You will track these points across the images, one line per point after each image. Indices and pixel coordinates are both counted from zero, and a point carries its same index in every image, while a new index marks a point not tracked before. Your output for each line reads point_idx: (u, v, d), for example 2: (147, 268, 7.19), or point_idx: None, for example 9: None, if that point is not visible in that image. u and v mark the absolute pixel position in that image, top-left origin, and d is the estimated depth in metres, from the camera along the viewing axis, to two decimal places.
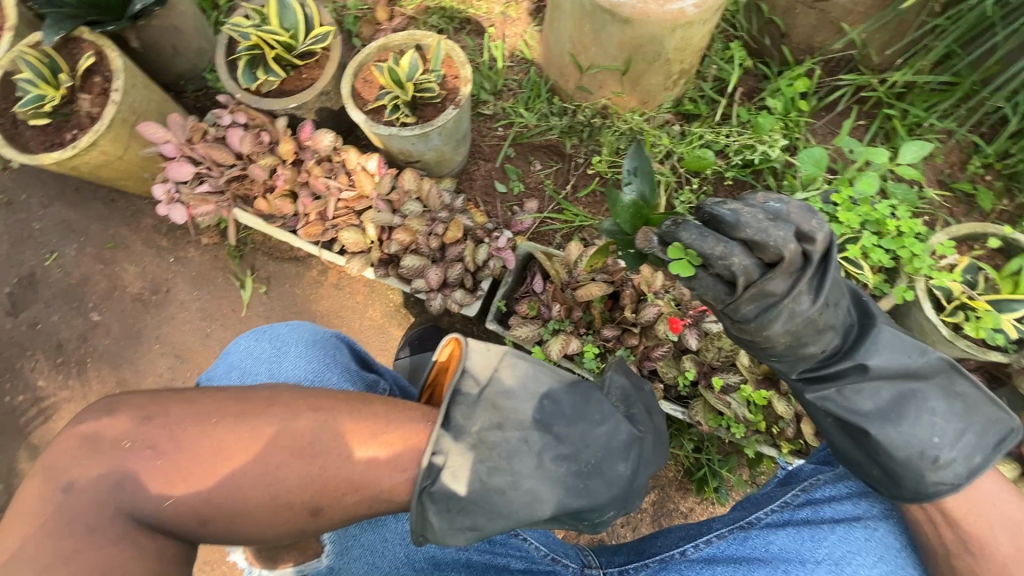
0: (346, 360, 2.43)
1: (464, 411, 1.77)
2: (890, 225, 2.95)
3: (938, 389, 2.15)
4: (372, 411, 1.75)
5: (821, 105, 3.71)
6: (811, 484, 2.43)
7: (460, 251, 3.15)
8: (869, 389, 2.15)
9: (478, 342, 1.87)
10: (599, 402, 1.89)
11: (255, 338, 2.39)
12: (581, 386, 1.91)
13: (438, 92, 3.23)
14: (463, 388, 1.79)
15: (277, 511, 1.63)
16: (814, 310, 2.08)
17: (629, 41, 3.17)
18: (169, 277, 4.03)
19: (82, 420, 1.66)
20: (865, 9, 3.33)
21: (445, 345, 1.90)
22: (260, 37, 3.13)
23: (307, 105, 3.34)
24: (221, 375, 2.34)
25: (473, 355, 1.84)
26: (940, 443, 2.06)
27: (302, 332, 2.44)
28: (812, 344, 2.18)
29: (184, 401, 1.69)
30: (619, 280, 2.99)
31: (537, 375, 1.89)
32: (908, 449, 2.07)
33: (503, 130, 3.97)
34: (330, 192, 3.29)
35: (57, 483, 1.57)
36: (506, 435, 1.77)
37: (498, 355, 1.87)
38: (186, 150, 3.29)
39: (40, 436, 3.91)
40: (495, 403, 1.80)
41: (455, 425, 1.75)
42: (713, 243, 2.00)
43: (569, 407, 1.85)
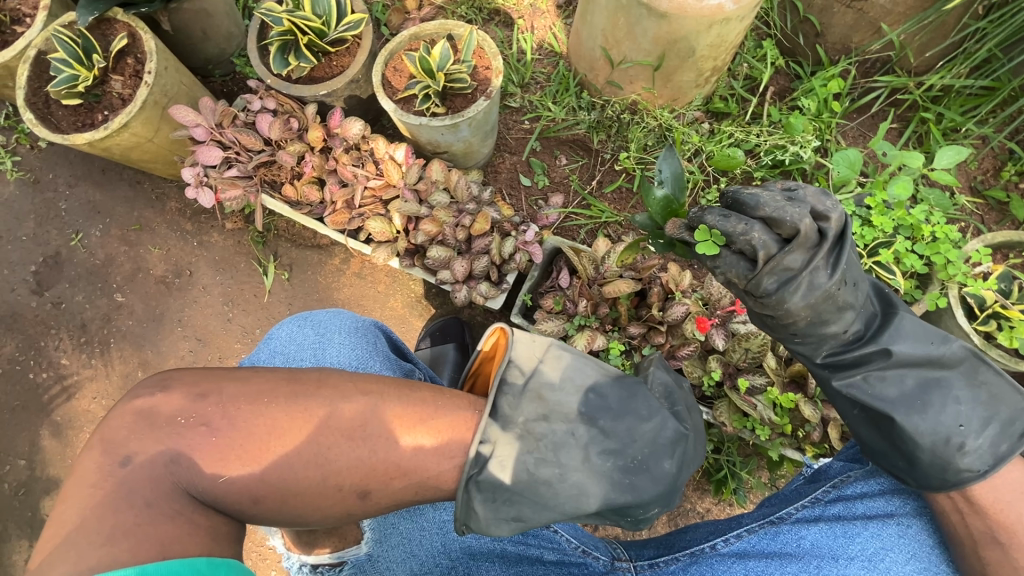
0: (385, 348, 2.45)
1: (510, 401, 1.80)
2: (924, 230, 2.89)
3: (963, 376, 2.13)
4: (420, 397, 1.76)
5: (853, 106, 3.66)
6: (842, 482, 2.39)
7: (486, 244, 3.15)
8: (893, 375, 2.13)
9: (523, 332, 1.89)
10: (645, 397, 1.87)
11: (296, 325, 2.44)
12: (627, 381, 1.89)
13: (469, 83, 3.20)
14: (509, 378, 1.82)
15: (327, 493, 1.64)
16: (833, 285, 2.05)
17: (664, 37, 3.13)
18: (193, 260, 4.05)
19: (137, 394, 1.68)
20: (906, 10, 3.27)
21: (490, 335, 1.95)
22: (292, 22, 3.11)
23: (337, 92, 3.33)
24: (266, 356, 2.36)
25: (519, 346, 1.86)
26: (965, 430, 2.04)
27: (345, 320, 2.48)
28: (832, 325, 2.17)
29: (234, 381, 1.71)
30: (647, 277, 2.94)
31: (583, 368, 1.89)
32: (932, 435, 2.05)
33: (530, 123, 3.95)
34: (357, 180, 3.27)
35: (114, 456, 1.58)
36: (552, 427, 1.78)
37: (543, 347, 1.89)
38: (215, 134, 3.28)
39: (63, 413, 3.96)
40: (540, 392, 1.82)
41: (502, 416, 1.77)
42: (734, 222, 2.07)
43: (614, 400, 1.84)
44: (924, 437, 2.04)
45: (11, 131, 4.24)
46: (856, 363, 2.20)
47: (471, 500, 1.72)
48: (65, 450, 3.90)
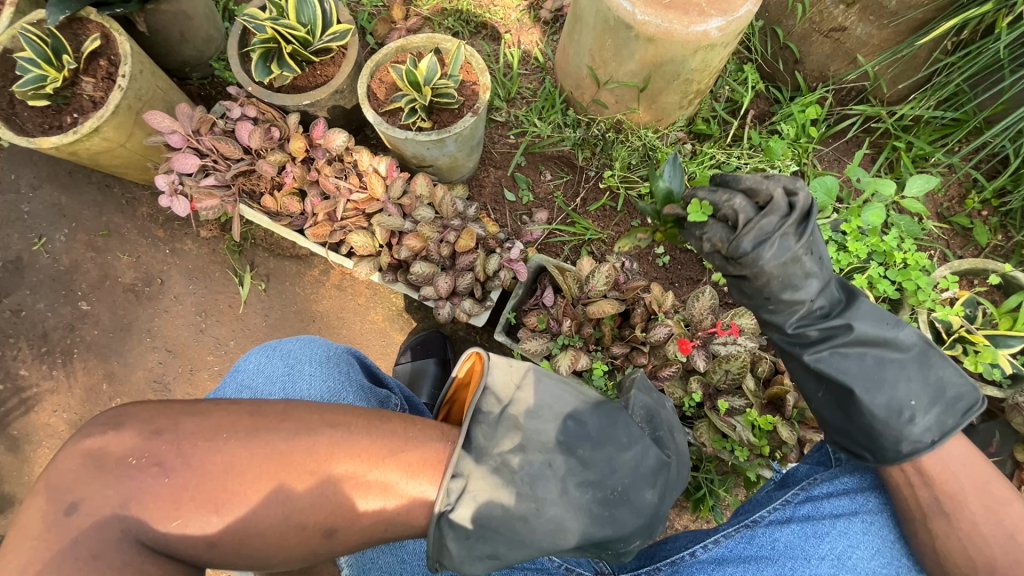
0: (359, 377, 2.39)
1: (485, 430, 1.77)
2: (896, 257, 3.00)
3: (919, 359, 2.18)
4: (390, 427, 1.72)
5: (829, 132, 3.77)
6: (809, 483, 2.44)
7: (471, 260, 3.10)
8: (855, 353, 2.18)
9: (499, 357, 1.87)
10: (626, 425, 1.89)
11: (266, 355, 2.38)
12: (609, 409, 1.91)
13: (456, 98, 3.18)
14: (484, 407, 1.80)
15: (289, 532, 1.58)
16: (803, 253, 2.11)
17: (651, 59, 3.17)
18: (164, 268, 3.91)
19: (86, 434, 1.60)
20: (880, 42, 3.39)
21: (467, 360, 1.92)
22: (276, 30, 3.03)
23: (321, 102, 3.27)
24: (234, 390, 2.30)
25: (495, 373, 1.83)
26: (917, 404, 2.10)
27: (315, 348, 2.41)
28: (801, 295, 2.20)
29: (193, 415, 1.64)
30: (630, 298, 2.99)
31: (562, 395, 1.88)
32: (886, 408, 2.11)
33: (515, 138, 3.95)
34: (339, 193, 3.21)
35: (60, 504, 1.50)
36: (529, 458, 1.75)
37: (521, 373, 1.86)
38: (192, 141, 3.18)
39: (20, 427, 3.77)
40: (517, 418, 1.80)
41: (477, 446, 1.74)
42: (721, 194, 2.19)
43: (595, 428, 1.85)
44: (879, 410, 2.11)
45: None
46: (823, 339, 2.21)
47: (449, 539, 1.67)
48: (21, 467, 3.71)
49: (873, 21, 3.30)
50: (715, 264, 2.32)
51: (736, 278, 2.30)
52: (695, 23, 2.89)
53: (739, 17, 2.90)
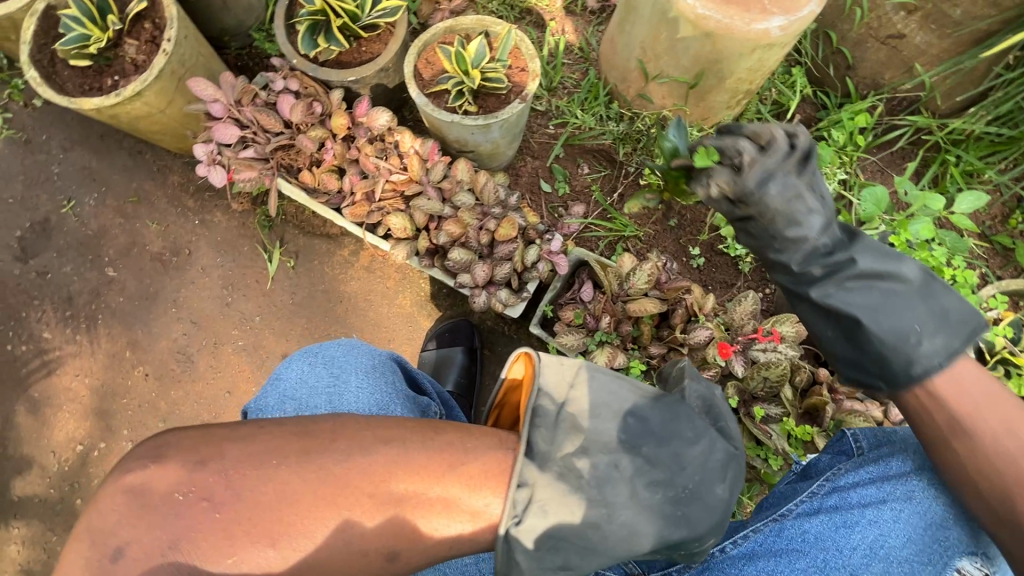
0: (403, 387, 2.36)
1: (545, 434, 1.65)
2: (946, 272, 2.92)
3: (929, 284, 1.98)
4: (447, 439, 1.58)
5: (876, 142, 3.70)
6: (834, 474, 2.30)
7: (510, 250, 3.06)
8: (860, 286, 1.99)
9: (549, 355, 1.75)
10: (689, 419, 1.77)
11: (308, 363, 2.34)
12: (670, 402, 1.79)
13: (506, 83, 3.11)
14: (541, 408, 1.68)
15: (354, 561, 1.47)
16: (804, 184, 1.99)
17: (706, 55, 3.09)
18: (192, 239, 3.87)
19: (127, 468, 1.47)
20: (939, 53, 3.31)
21: (516, 362, 1.83)
22: (326, 3, 2.96)
23: (365, 80, 3.20)
24: (278, 399, 2.24)
25: (546, 372, 1.72)
26: (923, 327, 1.90)
27: (359, 356, 2.37)
28: (805, 230, 2.02)
29: (237, 440, 1.50)
30: (672, 299, 2.93)
31: (619, 391, 1.75)
32: (894, 333, 1.92)
33: (555, 129, 3.88)
34: (379, 173, 3.15)
35: (106, 548, 1.40)
36: (594, 461, 1.64)
37: (573, 370, 1.74)
38: (233, 111, 3.14)
39: (41, 390, 3.75)
40: (576, 419, 1.69)
41: (539, 453, 1.63)
42: (727, 138, 2.08)
43: (659, 421, 1.73)
44: (886, 334, 1.92)
45: (4, 86, 3.99)
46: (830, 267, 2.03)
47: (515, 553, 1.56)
48: (41, 429, 3.69)
49: (934, 30, 3.22)
50: (723, 212, 2.17)
51: (742, 222, 2.15)
52: (757, 21, 2.80)
53: (801, 17, 2.77)
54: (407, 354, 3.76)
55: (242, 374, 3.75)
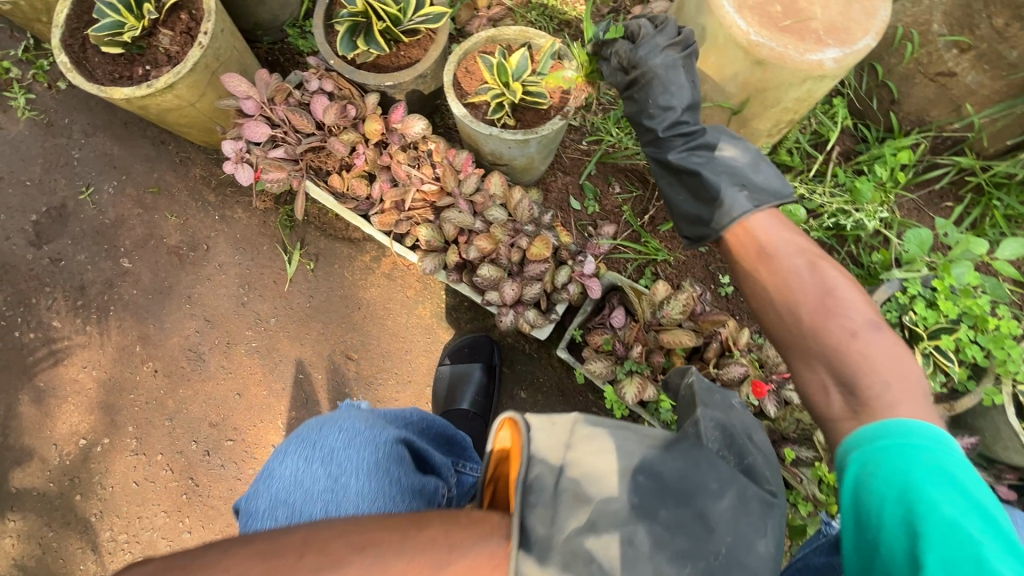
0: (406, 477, 2.07)
1: (544, 514, 1.33)
2: (990, 322, 2.82)
3: (746, 163, 2.40)
4: (429, 535, 1.24)
5: (917, 180, 3.60)
6: None
7: (541, 270, 2.97)
8: (711, 158, 2.43)
9: (540, 417, 1.54)
10: (713, 468, 1.55)
11: (302, 458, 2.08)
12: (686, 450, 1.59)
13: (547, 98, 3.01)
14: (537, 479, 1.39)
15: None
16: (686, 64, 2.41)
17: (754, 83, 3.00)
18: (211, 234, 3.78)
19: None
20: (990, 94, 3.23)
21: (501, 429, 1.57)
22: (368, 5, 2.87)
23: (403, 85, 3.11)
24: (270, 500, 2.02)
25: (540, 435, 1.49)
26: (753, 185, 2.30)
27: (357, 452, 2.06)
28: (673, 102, 2.47)
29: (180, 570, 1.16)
30: (707, 332, 2.84)
31: (625, 447, 1.52)
32: (720, 185, 2.30)
33: (588, 146, 3.79)
34: (410, 182, 3.07)
35: None
36: (606, 539, 1.32)
37: (568, 430, 1.54)
38: (265, 110, 3.06)
39: (46, 379, 3.66)
40: (578, 485, 1.41)
41: (539, 540, 1.28)
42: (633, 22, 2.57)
43: (674, 473, 1.51)
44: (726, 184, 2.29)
45: (29, 66, 3.91)
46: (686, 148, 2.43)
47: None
48: (44, 420, 3.59)
49: (987, 70, 3.15)
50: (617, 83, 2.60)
51: (630, 92, 2.56)
52: (812, 51, 2.72)
53: (857, 50, 2.73)
54: (424, 366, 3.67)
55: (253, 377, 3.66)
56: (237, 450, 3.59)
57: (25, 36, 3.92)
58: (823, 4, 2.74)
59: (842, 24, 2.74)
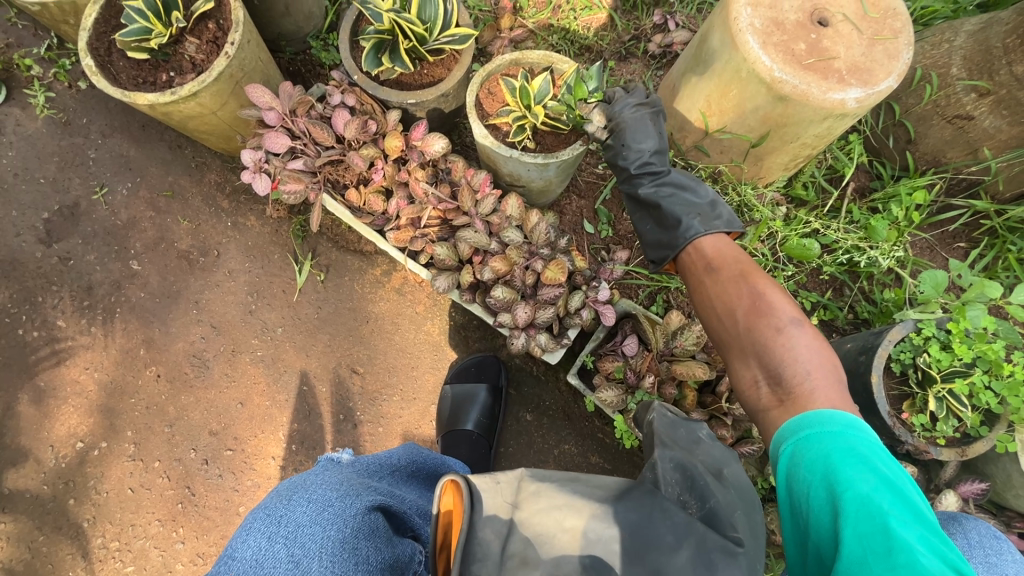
0: (375, 550, 1.95)
1: None
2: (1005, 368, 2.75)
3: (700, 195, 2.73)
4: None
5: (931, 220, 3.60)
6: None
7: (554, 295, 2.95)
8: (672, 190, 2.78)
9: (484, 476, 1.58)
10: (667, 518, 1.54)
11: (262, 533, 1.85)
12: (639, 499, 1.57)
13: (569, 124, 3.00)
14: (481, 543, 1.43)
15: None
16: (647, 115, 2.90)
17: (775, 117, 3.01)
18: (222, 241, 3.77)
19: None
20: (1008, 139, 3.25)
21: (445, 494, 1.55)
22: (394, 23, 2.85)
23: (424, 103, 3.13)
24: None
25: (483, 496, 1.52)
26: (704, 212, 2.65)
27: (326, 527, 1.88)
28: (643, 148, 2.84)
29: None
30: (720, 365, 2.83)
31: (573, 504, 1.54)
32: (677, 213, 2.66)
33: (604, 170, 3.80)
34: (427, 200, 3.05)
35: None
36: None
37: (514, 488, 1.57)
38: (287, 121, 3.06)
39: (47, 379, 3.61)
40: (527, 548, 1.45)
41: None
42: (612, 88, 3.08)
43: (626, 528, 1.51)
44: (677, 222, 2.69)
45: (51, 65, 3.92)
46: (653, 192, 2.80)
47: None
48: (42, 421, 3.54)
49: (1006, 116, 3.16)
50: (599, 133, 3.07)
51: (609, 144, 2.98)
52: (834, 90, 2.73)
53: (879, 91, 2.75)
54: (429, 384, 3.64)
55: (256, 386, 3.62)
56: (237, 461, 3.54)
57: (48, 34, 3.94)
58: (846, 44, 2.76)
59: (865, 64, 2.76)
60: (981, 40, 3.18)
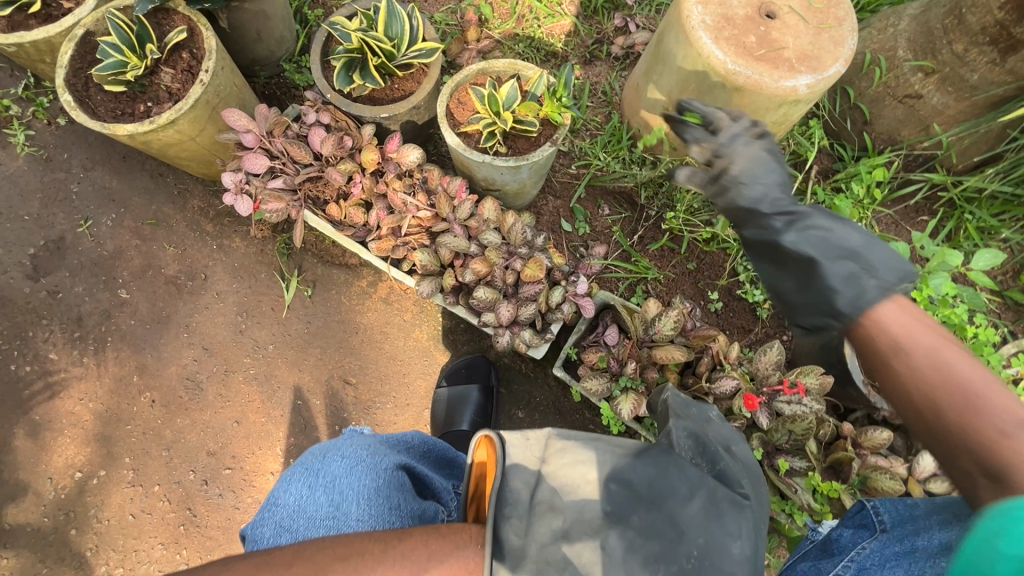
0: (407, 500, 2.06)
1: (517, 527, 1.45)
2: (969, 330, 2.92)
3: (861, 244, 1.82)
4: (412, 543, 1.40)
5: (891, 196, 3.76)
6: (857, 555, 2.14)
7: (535, 291, 3.05)
8: (815, 241, 1.89)
9: (514, 433, 1.64)
10: (682, 472, 1.60)
11: (305, 484, 2.06)
12: (656, 456, 1.64)
13: (537, 126, 3.15)
14: (511, 493, 1.51)
15: None
16: (739, 143, 2.12)
17: (733, 108, 3.16)
18: (209, 264, 3.84)
19: None
20: (956, 113, 3.41)
21: (478, 447, 1.65)
22: (364, 41, 3.00)
23: (397, 116, 3.24)
24: (271, 530, 2.00)
25: (514, 450, 1.59)
26: (879, 272, 1.73)
27: (360, 477, 2.04)
28: (755, 186, 2.05)
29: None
30: (698, 347, 2.95)
31: (595, 458, 1.61)
32: (838, 282, 1.77)
33: (577, 170, 3.93)
34: (406, 209, 3.15)
35: None
36: (577, 549, 1.43)
37: (541, 446, 1.65)
38: (264, 142, 3.16)
39: (42, 413, 3.64)
40: (554, 497, 1.53)
41: (512, 550, 1.41)
42: (700, 104, 2.30)
43: (644, 482, 1.57)
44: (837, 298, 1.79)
45: (29, 104, 3.99)
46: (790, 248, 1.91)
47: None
48: (39, 454, 3.57)
49: (951, 92, 3.34)
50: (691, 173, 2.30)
51: (709, 184, 2.17)
52: (785, 78, 2.86)
53: (828, 76, 2.89)
54: (421, 389, 3.71)
55: (251, 404, 3.67)
56: (236, 479, 3.58)
57: (25, 75, 4.02)
58: (793, 34, 2.92)
59: (813, 52, 2.90)
60: (923, 22, 3.34)
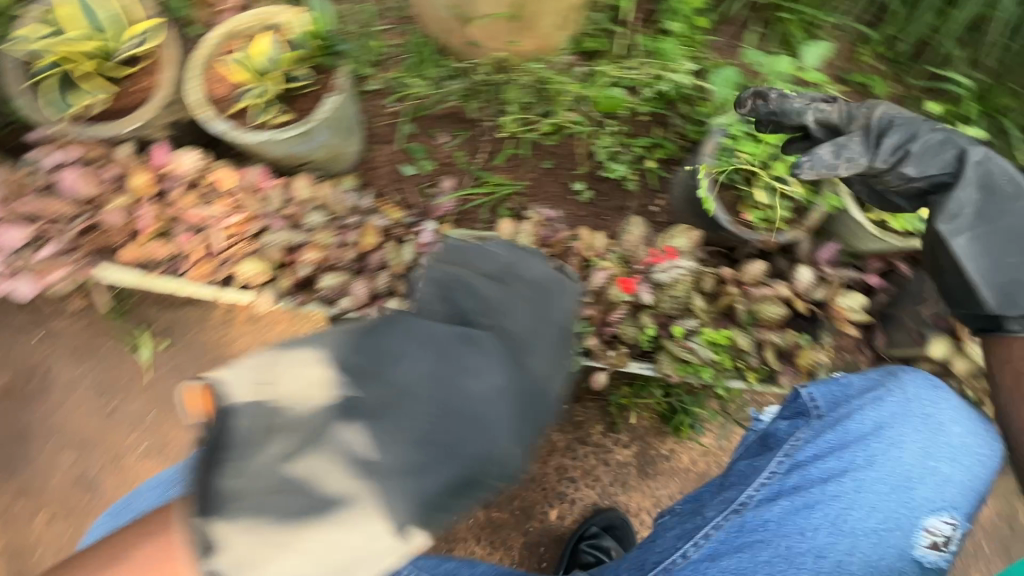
0: None
1: (234, 470, 1.21)
2: None
3: None
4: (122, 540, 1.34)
5: (716, 20, 3.59)
6: (792, 447, 2.14)
7: (381, 256, 2.83)
8: (995, 211, 2.07)
9: (234, 365, 1.27)
10: (455, 355, 1.37)
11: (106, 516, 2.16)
12: (426, 343, 1.38)
13: (312, 77, 2.83)
14: (227, 438, 1.22)
15: None
16: (902, 140, 2.11)
17: None
18: (44, 356, 3.38)
19: None
20: None
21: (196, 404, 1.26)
22: (70, 49, 2.57)
23: (155, 121, 2.77)
24: None
25: (231, 385, 1.25)
26: None
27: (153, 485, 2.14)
28: (930, 167, 2.11)
29: None
30: (561, 251, 2.88)
31: (337, 361, 1.34)
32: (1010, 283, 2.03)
33: (396, 105, 3.53)
34: (208, 222, 2.76)
35: None
36: (320, 472, 1.25)
37: (270, 367, 1.29)
38: (12, 210, 2.67)
39: None
40: (285, 423, 1.27)
41: (228, 497, 1.20)
42: (876, 141, 2.10)
43: (407, 382, 1.33)
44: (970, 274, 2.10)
45: None
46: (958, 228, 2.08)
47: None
48: None
49: None
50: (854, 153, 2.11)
51: (890, 165, 2.11)
52: None
53: None
54: None
55: None
56: None
57: None
58: None
59: None
60: None
